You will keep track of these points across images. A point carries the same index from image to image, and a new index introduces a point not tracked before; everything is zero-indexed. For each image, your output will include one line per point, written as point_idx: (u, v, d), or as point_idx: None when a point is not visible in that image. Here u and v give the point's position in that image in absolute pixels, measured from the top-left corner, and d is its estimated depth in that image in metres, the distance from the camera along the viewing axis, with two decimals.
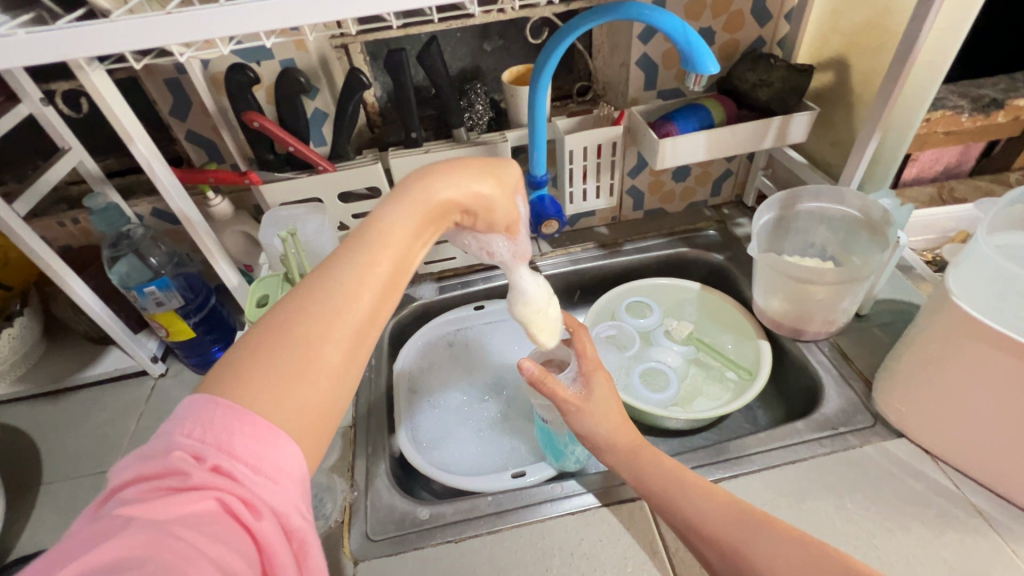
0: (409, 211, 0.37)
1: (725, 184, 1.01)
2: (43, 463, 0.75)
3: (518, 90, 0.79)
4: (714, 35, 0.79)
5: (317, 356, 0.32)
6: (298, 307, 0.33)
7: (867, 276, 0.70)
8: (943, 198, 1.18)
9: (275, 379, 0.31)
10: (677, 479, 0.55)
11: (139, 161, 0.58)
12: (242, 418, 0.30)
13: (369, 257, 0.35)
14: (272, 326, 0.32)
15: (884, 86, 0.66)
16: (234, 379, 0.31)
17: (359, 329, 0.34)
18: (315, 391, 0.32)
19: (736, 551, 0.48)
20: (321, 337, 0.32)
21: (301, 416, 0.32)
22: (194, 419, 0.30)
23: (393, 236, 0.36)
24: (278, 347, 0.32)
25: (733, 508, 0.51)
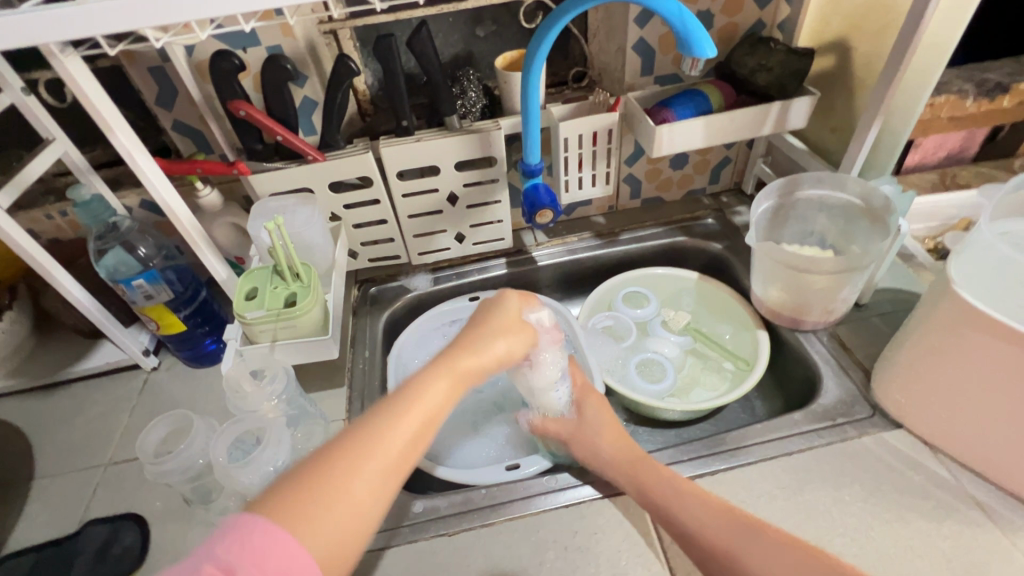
0: (445, 377, 0.47)
1: (723, 172, 1.00)
2: (34, 458, 0.75)
3: (511, 77, 0.77)
4: (713, 18, 0.77)
5: (352, 494, 0.39)
6: (344, 453, 0.40)
7: (866, 266, 0.69)
8: (945, 185, 1.16)
9: (311, 509, 0.37)
10: (672, 486, 0.58)
11: (119, 152, 0.56)
12: (279, 541, 0.35)
13: (404, 415, 0.43)
14: (319, 462, 0.39)
15: (886, 70, 0.65)
16: (277, 505, 0.37)
17: (387, 475, 0.41)
18: (343, 524, 0.38)
19: (731, 555, 0.51)
20: (357, 480, 0.39)
21: (324, 549, 0.37)
22: (235, 537, 0.35)
23: (430, 400, 0.45)
24: (320, 484, 0.38)
25: (728, 516, 0.54)
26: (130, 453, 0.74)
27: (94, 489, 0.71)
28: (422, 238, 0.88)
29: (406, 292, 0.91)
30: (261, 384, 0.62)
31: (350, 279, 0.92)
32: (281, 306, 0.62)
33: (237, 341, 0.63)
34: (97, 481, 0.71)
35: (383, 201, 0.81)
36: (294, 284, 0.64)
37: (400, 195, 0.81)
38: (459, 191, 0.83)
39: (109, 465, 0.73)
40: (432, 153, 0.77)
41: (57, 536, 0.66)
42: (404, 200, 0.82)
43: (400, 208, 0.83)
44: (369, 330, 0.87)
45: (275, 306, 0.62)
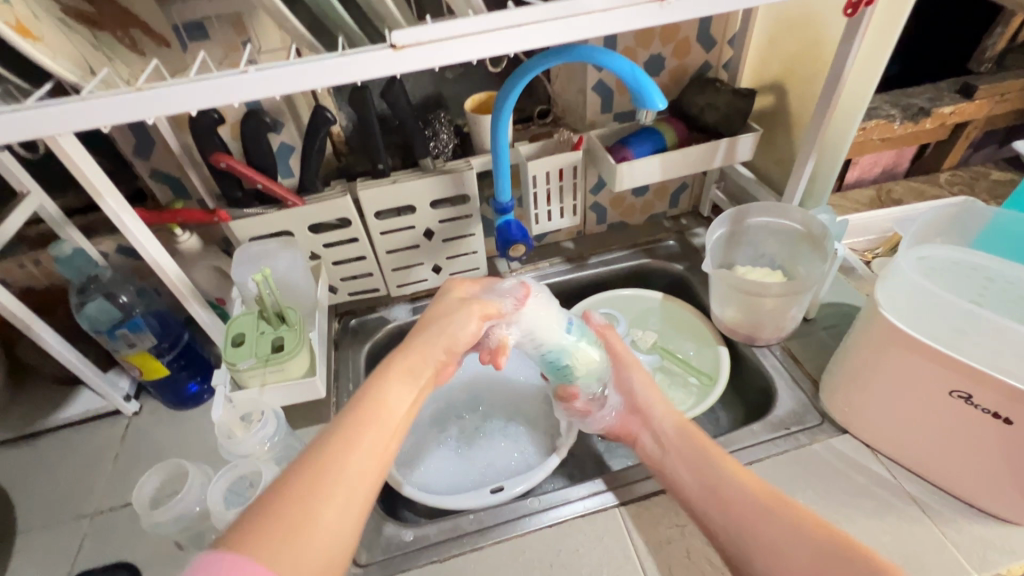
0: (391, 386, 0.56)
1: (682, 196, 1.07)
2: (16, 512, 0.74)
3: (481, 119, 0.82)
4: (663, 61, 0.83)
5: (315, 512, 0.44)
6: (303, 477, 0.46)
7: (810, 287, 0.76)
8: (881, 200, 1.27)
9: (282, 534, 0.42)
10: (716, 460, 0.63)
11: (108, 216, 0.58)
12: (247, 566, 0.39)
13: (357, 433, 0.50)
14: (278, 496, 0.44)
15: (817, 111, 0.72)
16: (243, 538, 0.41)
17: (350, 488, 0.47)
18: (316, 540, 0.43)
19: (741, 515, 0.57)
20: (322, 503, 0.45)
21: (301, 567, 0.41)
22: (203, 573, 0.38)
23: (385, 411, 0.54)
24: (283, 505, 0.44)
25: (760, 498, 0.58)
26: (116, 501, 0.74)
27: (81, 540, 0.71)
28: (400, 271, 0.92)
29: (386, 323, 0.94)
30: (252, 427, 0.64)
31: (330, 313, 0.94)
32: (269, 351, 0.65)
33: (226, 386, 0.66)
34: (85, 532, 0.71)
35: (362, 239, 0.84)
36: (279, 328, 0.66)
37: (378, 233, 0.84)
38: (434, 226, 0.87)
39: (96, 515, 0.73)
40: (408, 193, 0.81)
41: None
42: (382, 237, 0.85)
43: (378, 245, 0.86)
44: (352, 362, 0.90)
45: (263, 353, 0.64)
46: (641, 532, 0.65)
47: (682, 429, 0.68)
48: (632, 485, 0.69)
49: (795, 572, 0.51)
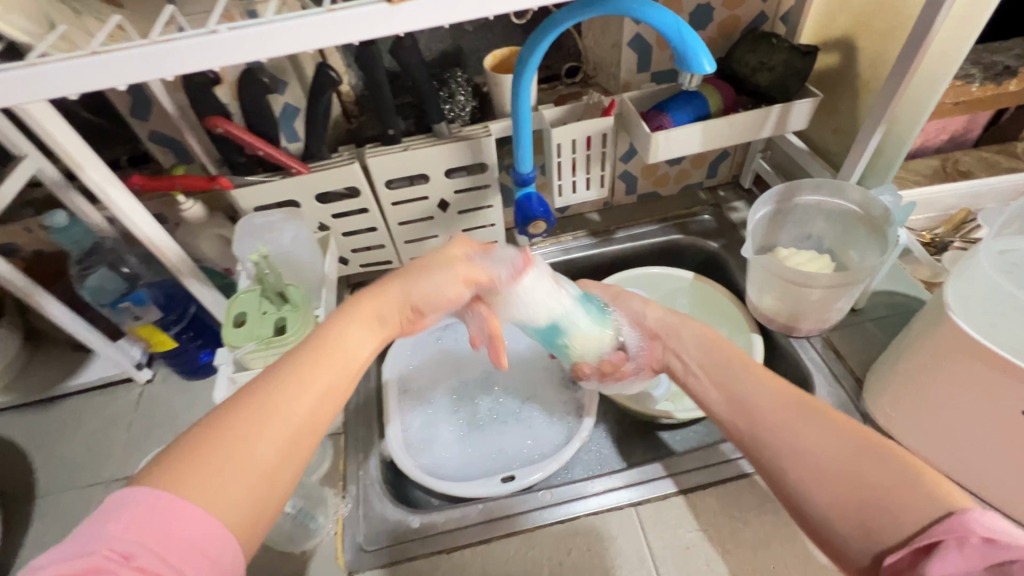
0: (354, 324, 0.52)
1: (722, 165, 0.97)
2: (34, 476, 0.75)
3: (502, 80, 0.74)
4: (712, 12, 0.73)
5: (252, 453, 0.40)
6: (242, 409, 0.42)
7: (864, 279, 0.68)
8: (946, 171, 1.14)
9: (218, 471, 0.39)
10: (736, 373, 0.56)
11: (92, 189, 0.54)
12: (178, 510, 0.36)
13: (309, 373, 0.46)
14: (214, 427, 0.41)
15: (892, 78, 0.62)
16: (177, 473, 0.38)
17: (293, 430, 0.43)
18: (254, 478, 0.40)
19: (778, 427, 0.48)
20: (258, 440, 0.41)
21: (231, 506, 0.38)
22: (127, 513, 0.35)
23: (344, 352, 0.49)
24: (215, 442, 0.40)
25: (790, 400, 0.50)
26: (130, 470, 0.75)
27: (97, 507, 0.72)
28: (413, 243, 0.87)
29: None
30: None
31: (341, 284, 0.91)
32: (271, 333, 0.61)
33: (229, 367, 0.63)
34: (99, 500, 0.72)
35: (372, 209, 0.79)
36: (283, 307, 0.63)
37: (389, 203, 0.79)
38: (450, 197, 0.81)
39: (111, 482, 0.74)
40: (421, 161, 0.74)
41: None
42: (393, 207, 0.80)
43: (390, 216, 0.81)
44: None
45: (265, 334, 0.61)
46: (657, 534, 0.63)
47: (706, 345, 0.61)
48: (644, 484, 0.66)
49: (828, 478, 0.43)
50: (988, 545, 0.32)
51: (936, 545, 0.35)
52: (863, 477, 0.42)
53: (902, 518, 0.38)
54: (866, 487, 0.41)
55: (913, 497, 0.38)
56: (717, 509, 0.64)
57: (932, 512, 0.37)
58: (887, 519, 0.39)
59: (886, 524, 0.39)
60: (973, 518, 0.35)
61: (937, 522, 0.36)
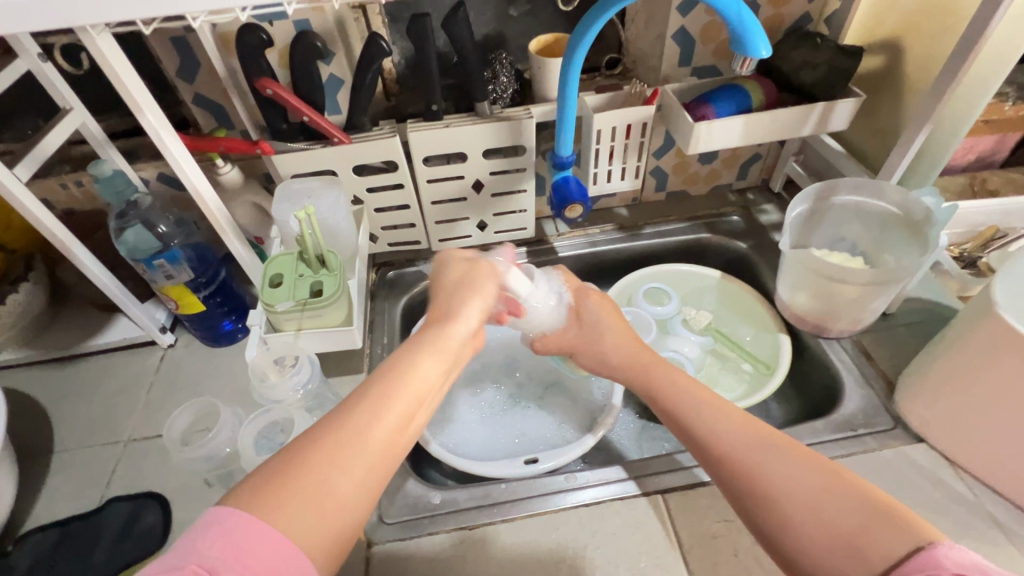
0: (428, 355, 0.48)
1: (752, 168, 0.97)
2: (53, 431, 0.75)
3: (548, 64, 0.74)
4: (759, 9, 0.73)
5: (330, 484, 0.39)
6: (321, 440, 0.40)
7: (902, 279, 0.68)
8: (974, 190, 1.13)
9: (294, 499, 0.37)
10: (696, 404, 0.55)
11: (147, 132, 0.54)
12: (256, 532, 0.35)
13: (383, 401, 0.44)
14: (295, 456, 0.39)
15: (943, 76, 0.62)
16: (259, 497, 0.37)
17: (370, 462, 0.41)
18: (330, 510, 0.38)
19: (747, 469, 0.47)
20: (335, 470, 0.39)
21: (310, 537, 0.37)
22: (214, 531, 0.35)
23: (416, 379, 0.46)
24: (295, 472, 0.38)
25: (757, 434, 0.49)
26: (150, 430, 0.74)
27: (115, 465, 0.71)
28: (444, 224, 0.86)
29: (424, 277, 0.91)
30: (286, 372, 0.63)
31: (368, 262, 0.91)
32: (307, 295, 0.61)
33: (261, 328, 0.63)
34: (117, 458, 0.71)
35: (407, 185, 0.78)
36: (319, 272, 0.63)
37: (424, 179, 0.79)
38: (485, 178, 0.81)
39: (129, 442, 0.73)
40: (461, 139, 0.74)
41: (80, 512, 0.67)
42: (428, 185, 0.79)
43: (424, 193, 0.81)
44: (388, 314, 0.87)
45: (302, 296, 0.61)
46: (685, 523, 0.62)
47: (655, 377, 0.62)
48: (674, 472, 0.66)
49: (802, 521, 0.42)
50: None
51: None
52: (831, 519, 0.41)
53: (878, 554, 0.38)
54: (844, 534, 0.40)
55: (883, 537, 0.39)
56: None
57: (907, 548, 0.38)
58: (860, 561, 0.39)
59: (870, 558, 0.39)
60: (941, 554, 0.36)
61: (910, 556, 0.37)
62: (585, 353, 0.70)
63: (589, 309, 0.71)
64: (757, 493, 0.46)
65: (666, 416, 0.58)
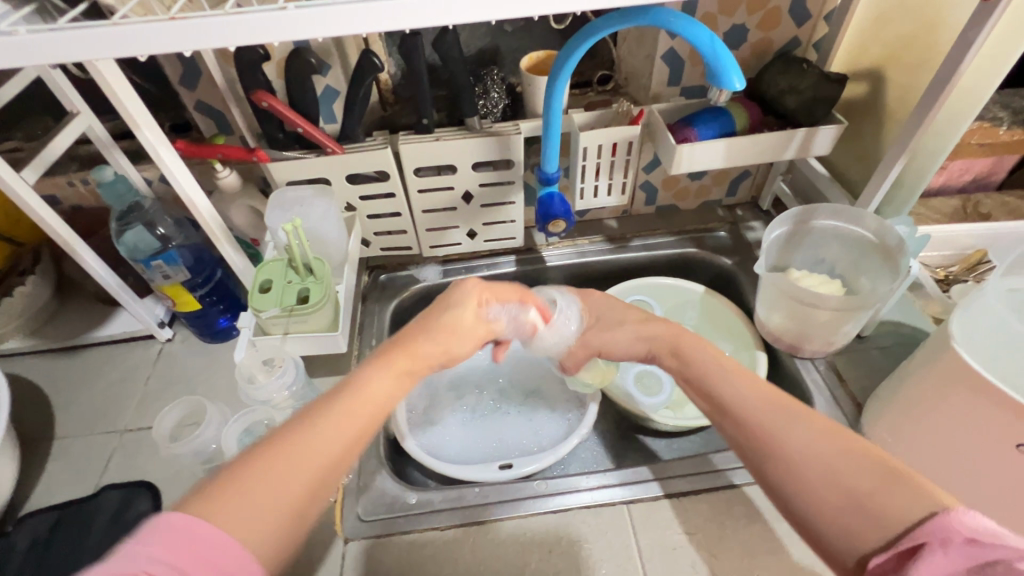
0: (381, 374, 0.48)
1: (742, 185, 0.99)
2: (54, 418, 0.79)
3: (537, 82, 0.76)
4: (747, 33, 0.74)
5: (275, 492, 0.38)
6: (276, 448, 0.40)
7: (872, 305, 0.69)
8: (966, 212, 1.14)
9: (237, 506, 0.36)
10: (716, 368, 0.53)
11: (144, 146, 0.58)
12: (203, 539, 0.33)
13: (341, 419, 0.43)
14: (247, 464, 0.38)
15: (919, 111, 0.63)
16: (207, 505, 0.36)
17: (320, 469, 0.40)
18: (273, 512, 0.37)
19: (762, 432, 0.46)
20: (281, 478, 0.38)
21: (252, 536, 0.36)
22: (156, 539, 0.32)
23: (367, 399, 0.46)
24: (243, 481, 0.37)
25: (774, 400, 0.48)
26: (145, 421, 0.78)
27: (110, 453, 0.75)
28: (434, 232, 0.89)
29: (415, 282, 0.93)
30: (273, 373, 0.66)
31: (361, 265, 0.93)
32: (294, 301, 0.64)
33: (250, 330, 0.66)
34: (113, 447, 0.75)
35: (399, 194, 0.81)
36: (307, 279, 0.66)
37: (415, 189, 0.81)
38: (474, 189, 0.83)
39: (125, 432, 0.76)
40: (451, 153, 0.77)
41: (76, 497, 0.71)
42: (419, 194, 0.82)
43: (415, 202, 0.83)
44: (378, 317, 0.89)
45: (288, 303, 0.64)
46: (647, 534, 0.65)
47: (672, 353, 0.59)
48: (639, 484, 0.68)
49: (816, 483, 0.41)
50: (970, 546, 0.33)
51: (918, 549, 0.35)
52: (845, 481, 0.40)
53: (890, 516, 0.37)
54: (856, 495, 0.39)
55: (897, 499, 0.38)
56: (708, 516, 0.66)
57: (917, 513, 0.36)
58: (874, 521, 0.38)
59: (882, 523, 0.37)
60: (956, 516, 0.34)
61: (921, 521, 0.36)
62: (598, 340, 0.67)
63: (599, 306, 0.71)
64: (772, 455, 0.44)
65: (683, 383, 0.56)
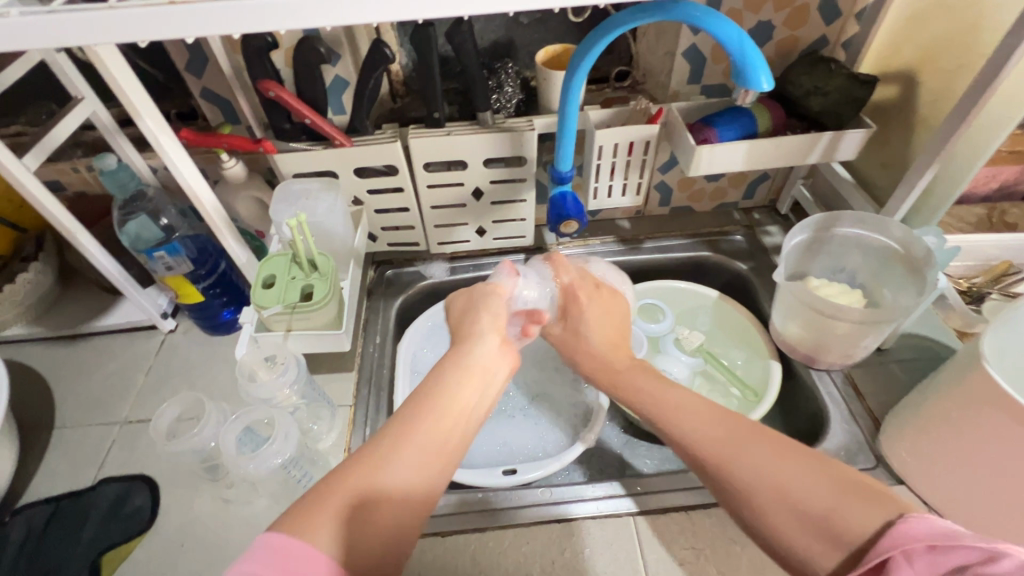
0: (459, 388, 0.52)
1: (760, 188, 0.96)
2: (54, 408, 0.78)
3: (552, 76, 0.74)
4: (773, 30, 0.71)
5: (374, 498, 0.42)
6: (369, 455, 0.44)
7: (896, 318, 0.67)
8: (991, 220, 1.10)
9: (335, 513, 0.39)
10: (670, 399, 0.54)
11: (145, 135, 0.56)
12: (305, 553, 0.36)
13: (425, 425, 0.47)
14: (343, 474, 0.42)
15: (954, 118, 0.60)
16: (306, 517, 0.39)
17: (415, 477, 0.44)
18: (373, 520, 0.41)
19: (720, 461, 0.46)
20: (378, 484, 0.42)
21: (353, 544, 0.39)
22: (263, 557, 0.36)
23: (452, 409, 0.50)
24: (341, 487, 0.41)
25: (730, 422, 0.48)
26: (145, 414, 0.77)
27: (110, 445, 0.74)
28: (442, 228, 0.87)
29: (421, 278, 0.91)
30: (274, 370, 0.64)
31: (367, 260, 0.92)
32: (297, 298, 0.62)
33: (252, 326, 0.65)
34: (113, 439, 0.74)
35: (407, 189, 0.79)
36: (311, 275, 0.64)
37: (425, 184, 0.79)
38: (485, 186, 0.81)
39: (125, 424, 0.76)
40: (462, 148, 0.74)
41: (74, 489, 0.70)
42: (428, 190, 0.80)
43: (423, 198, 0.81)
44: (383, 313, 0.88)
45: (291, 300, 0.62)
46: (654, 547, 0.63)
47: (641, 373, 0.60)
48: (646, 495, 0.66)
49: (782, 509, 0.41)
50: (931, 553, 0.33)
51: (886, 564, 0.35)
52: (804, 503, 0.41)
53: (851, 530, 0.38)
54: (813, 516, 0.40)
55: (852, 515, 0.38)
56: (717, 531, 0.64)
57: (882, 517, 0.37)
58: (835, 539, 0.38)
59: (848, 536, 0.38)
60: (913, 524, 0.35)
61: (880, 535, 0.36)
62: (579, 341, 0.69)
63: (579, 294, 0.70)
64: (734, 484, 0.44)
65: (646, 414, 0.56)
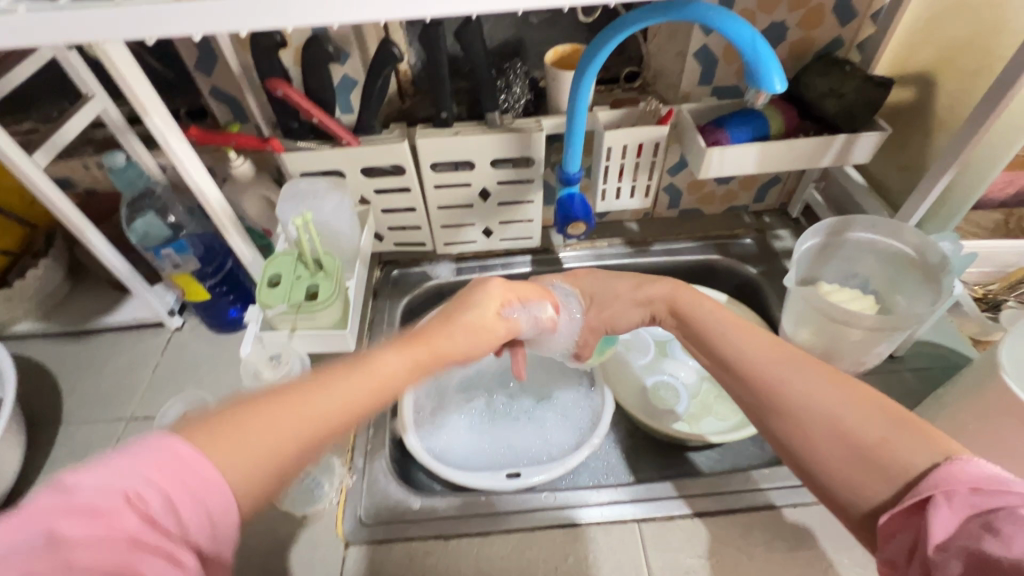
0: (404, 351, 0.45)
1: (771, 191, 0.94)
2: (61, 403, 0.78)
3: (561, 77, 0.73)
4: (786, 31, 0.70)
5: (282, 438, 0.35)
6: (292, 392, 0.38)
7: (911, 326, 0.65)
8: None
9: (239, 440, 0.34)
10: (717, 324, 0.52)
11: (154, 133, 0.56)
12: (201, 469, 0.32)
13: (354, 379, 0.40)
14: (255, 405, 0.36)
15: (973, 121, 0.59)
16: (206, 436, 0.33)
17: (329, 426, 0.38)
18: (271, 455, 0.35)
19: (768, 384, 0.45)
20: (289, 425, 0.36)
21: (246, 475, 0.33)
22: (150, 457, 0.31)
23: (389, 371, 0.43)
24: (249, 420, 0.35)
25: (779, 351, 0.47)
26: (151, 410, 0.77)
27: (115, 441, 0.74)
28: (449, 228, 0.86)
29: (427, 279, 0.91)
30: (279, 368, 0.64)
31: (373, 260, 0.91)
32: (303, 298, 0.62)
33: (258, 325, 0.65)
34: (118, 435, 0.75)
35: (414, 189, 0.78)
36: (317, 274, 0.64)
37: (432, 184, 0.78)
38: (492, 186, 0.80)
39: (131, 420, 0.76)
40: (470, 149, 0.74)
41: None
42: (435, 189, 0.79)
43: (430, 198, 0.81)
44: (388, 313, 0.88)
45: (296, 299, 0.62)
46: (659, 555, 0.62)
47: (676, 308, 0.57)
48: (651, 501, 0.65)
49: (826, 439, 0.40)
50: (974, 496, 0.32)
51: (925, 502, 0.34)
52: (851, 432, 0.40)
53: (898, 463, 0.37)
54: (860, 445, 0.39)
55: (904, 448, 0.37)
56: (724, 540, 0.63)
57: (927, 459, 0.36)
58: (880, 472, 0.37)
59: (892, 472, 0.37)
60: (961, 466, 0.34)
61: (927, 472, 0.36)
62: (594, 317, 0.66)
63: (595, 283, 0.66)
64: (784, 411, 0.43)
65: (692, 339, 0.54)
